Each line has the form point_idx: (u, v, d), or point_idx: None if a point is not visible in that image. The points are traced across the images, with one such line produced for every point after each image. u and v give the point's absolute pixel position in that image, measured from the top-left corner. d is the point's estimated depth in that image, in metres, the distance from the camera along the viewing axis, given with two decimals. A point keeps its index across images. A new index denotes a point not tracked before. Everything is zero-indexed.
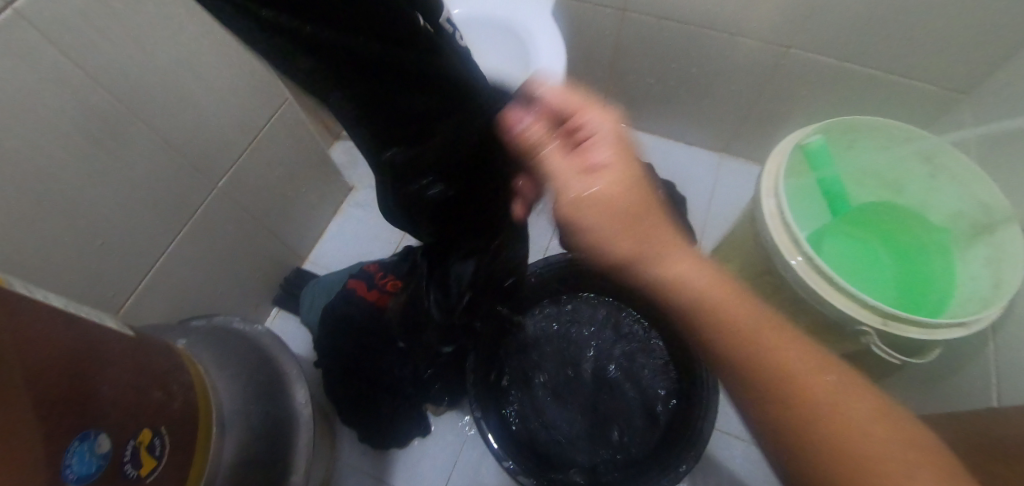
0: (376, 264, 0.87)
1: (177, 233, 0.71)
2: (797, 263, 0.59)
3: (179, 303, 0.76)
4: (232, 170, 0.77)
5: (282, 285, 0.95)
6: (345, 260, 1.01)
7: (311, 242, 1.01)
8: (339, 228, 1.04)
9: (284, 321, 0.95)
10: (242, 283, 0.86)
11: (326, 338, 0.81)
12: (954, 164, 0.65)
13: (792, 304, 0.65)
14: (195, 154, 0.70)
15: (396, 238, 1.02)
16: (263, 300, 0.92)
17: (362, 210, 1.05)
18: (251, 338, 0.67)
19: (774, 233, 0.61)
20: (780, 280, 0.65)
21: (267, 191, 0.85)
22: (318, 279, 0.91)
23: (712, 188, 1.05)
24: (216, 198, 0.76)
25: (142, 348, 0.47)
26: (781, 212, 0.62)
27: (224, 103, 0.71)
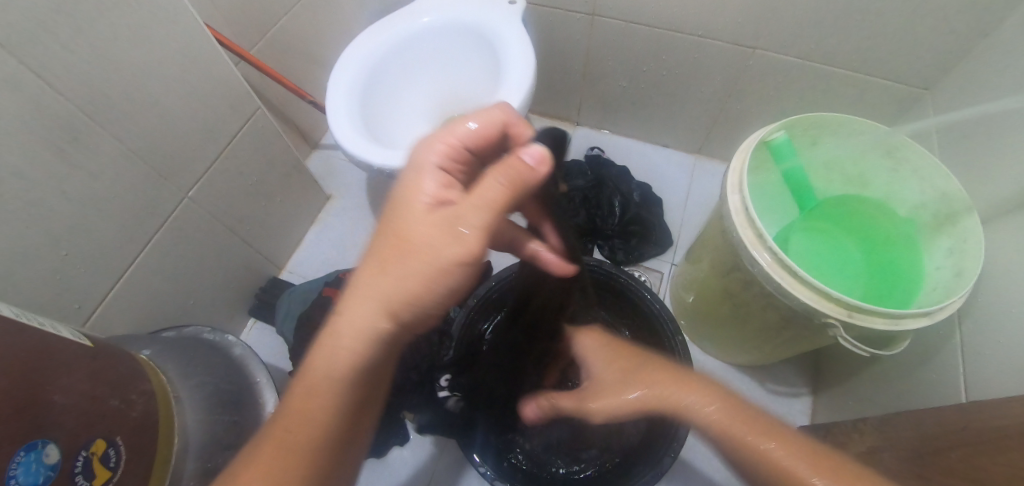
0: (352, 271, 0.86)
1: (144, 243, 0.71)
2: (763, 259, 0.59)
3: (150, 314, 0.75)
4: (202, 179, 0.77)
5: (258, 295, 0.94)
6: (322, 268, 1.00)
7: (288, 252, 1.01)
8: (316, 237, 1.03)
9: (260, 332, 0.94)
10: (216, 293, 0.86)
11: (300, 347, 0.80)
12: (914, 156, 0.66)
13: (761, 300, 0.65)
14: (162, 162, 0.69)
15: None
16: (239, 311, 0.92)
17: (339, 218, 1.05)
18: (222, 347, 0.67)
19: (740, 228, 0.61)
20: (748, 277, 0.65)
21: (241, 200, 0.85)
22: (293, 288, 0.90)
23: (688, 188, 1.06)
24: (187, 207, 0.76)
25: (100, 357, 0.46)
26: (745, 208, 0.62)
27: (193, 113, 0.71)
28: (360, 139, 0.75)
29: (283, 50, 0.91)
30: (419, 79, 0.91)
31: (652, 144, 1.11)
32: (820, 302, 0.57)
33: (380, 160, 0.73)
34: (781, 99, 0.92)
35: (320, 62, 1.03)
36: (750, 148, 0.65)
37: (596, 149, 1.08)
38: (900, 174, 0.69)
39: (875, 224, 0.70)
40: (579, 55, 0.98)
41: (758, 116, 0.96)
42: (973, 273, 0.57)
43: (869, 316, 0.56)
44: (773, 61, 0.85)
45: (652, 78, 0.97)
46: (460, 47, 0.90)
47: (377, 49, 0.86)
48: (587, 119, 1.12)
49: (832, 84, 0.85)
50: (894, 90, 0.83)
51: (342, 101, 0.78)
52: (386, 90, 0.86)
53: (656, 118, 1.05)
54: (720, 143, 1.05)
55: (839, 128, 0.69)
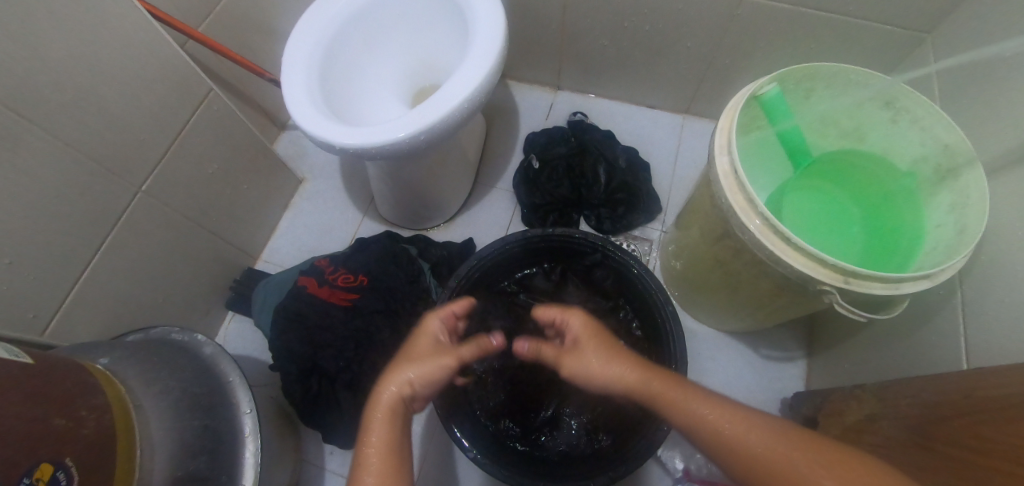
0: (327, 258, 0.82)
1: (99, 243, 0.67)
2: (755, 226, 0.55)
3: (116, 316, 0.72)
4: (157, 171, 0.72)
5: (233, 287, 0.91)
6: (299, 255, 0.96)
7: (263, 240, 0.96)
8: (290, 223, 0.99)
9: (239, 325, 0.91)
10: (186, 289, 0.82)
11: (277, 341, 0.77)
12: (915, 106, 0.60)
13: (753, 267, 0.61)
14: (107, 156, 0.64)
15: (351, 228, 0.97)
16: (214, 305, 0.88)
17: (313, 202, 1.00)
18: (191, 348, 0.63)
19: (728, 193, 0.57)
20: (739, 245, 0.61)
21: (203, 190, 0.80)
22: (269, 278, 0.87)
23: (676, 150, 1.01)
24: (143, 202, 0.71)
25: (42, 375, 0.43)
26: (734, 171, 0.57)
27: (137, 100, 0.65)
28: (319, 115, 0.69)
29: (235, 24, 0.84)
30: (382, 48, 0.85)
31: (638, 105, 1.06)
32: (813, 268, 0.53)
33: (342, 139, 0.68)
34: (772, 50, 0.86)
35: (278, 34, 0.95)
36: (738, 105, 0.60)
37: (580, 113, 1.02)
38: (898, 125, 0.64)
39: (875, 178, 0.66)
40: (556, 13, 0.91)
41: (750, 70, 0.90)
42: (976, 229, 0.53)
43: (868, 280, 0.52)
44: (764, 9, 0.79)
45: (635, 35, 0.90)
46: (425, 10, 0.83)
47: (334, 17, 0.77)
48: (568, 82, 1.06)
49: (826, 30, 0.80)
50: (891, 33, 0.77)
51: (297, 72, 0.72)
52: (347, 60, 0.80)
53: (642, 78, 0.99)
54: (710, 101, 0.99)
55: (832, 78, 0.63)
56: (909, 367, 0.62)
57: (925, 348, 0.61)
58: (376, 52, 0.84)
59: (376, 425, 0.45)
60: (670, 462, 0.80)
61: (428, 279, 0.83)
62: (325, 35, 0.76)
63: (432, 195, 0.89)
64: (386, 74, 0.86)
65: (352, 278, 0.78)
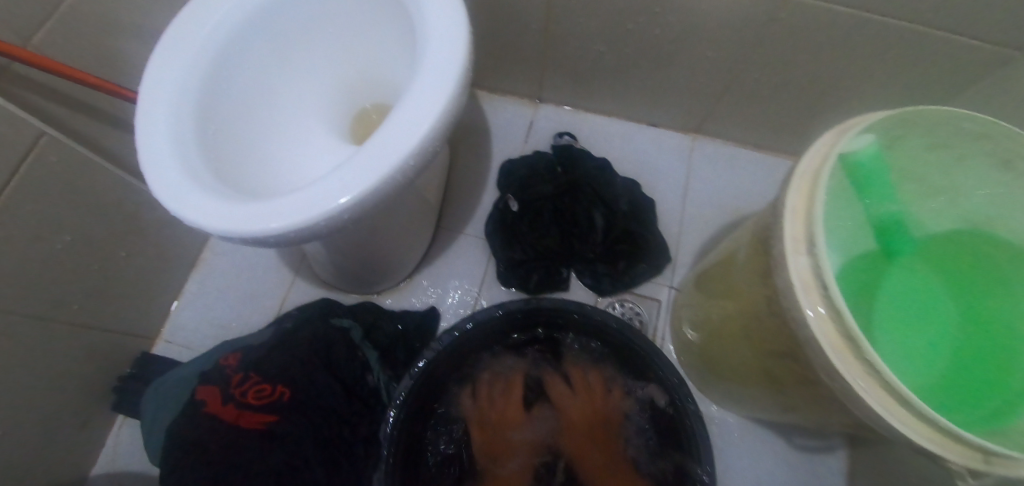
0: (237, 357, 0.61)
1: None
2: (847, 368, 0.36)
3: None
4: None
5: (121, 383, 0.69)
6: (209, 331, 0.74)
7: (161, 313, 0.74)
8: (200, 287, 0.76)
9: (133, 431, 0.70)
10: (46, 403, 0.60)
11: (165, 480, 0.55)
12: None
13: (828, 404, 0.43)
14: None
15: (279, 292, 0.75)
16: (93, 413, 0.66)
17: (228, 259, 0.77)
18: None
19: (814, 321, 0.37)
20: (810, 374, 0.43)
21: (49, 273, 0.57)
22: (167, 375, 0.65)
23: (685, 180, 0.82)
24: None
25: None
26: (819, 278, 0.38)
27: None
28: (195, 183, 0.45)
29: (88, 30, 0.60)
30: (296, 61, 0.61)
31: (637, 123, 0.85)
32: (935, 441, 0.35)
33: (230, 220, 0.45)
34: (815, 65, 0.66)
35: (163, 37, 0.71)
36: (820, 177, 0.40)
37: (567, 135, 0.82)
38: (1016, 192, 0.46)
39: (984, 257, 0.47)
40: (537, 10, 0.69)
41: (782, 88, 0.71)
42: None
43: (1019, 460, 0.34)
44: (813, 13, 0.59)
45: (637, 40, 0.70)
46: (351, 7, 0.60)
47: (218, 21, 0.53)
48: (552, 93, 0.84)
49: (890, 42, 0.60)
50: (976, 50, 0.59)
51: (156, 114, 0.47)
52: (242, 86, 0.56)
53: (644, 91, 0.79)
54: (726, 121, 0.80)
55: (936, 127, 0.44)
56: None
57: None
58: (288, 69, 0.61)
59: None
60: None
61: (374, 375, 0.63)
62: (201, 53, 0.51)
63: (380, 255, 0.68)
64: (303, 99, 0.63)
65: (268, 392, 0.57)
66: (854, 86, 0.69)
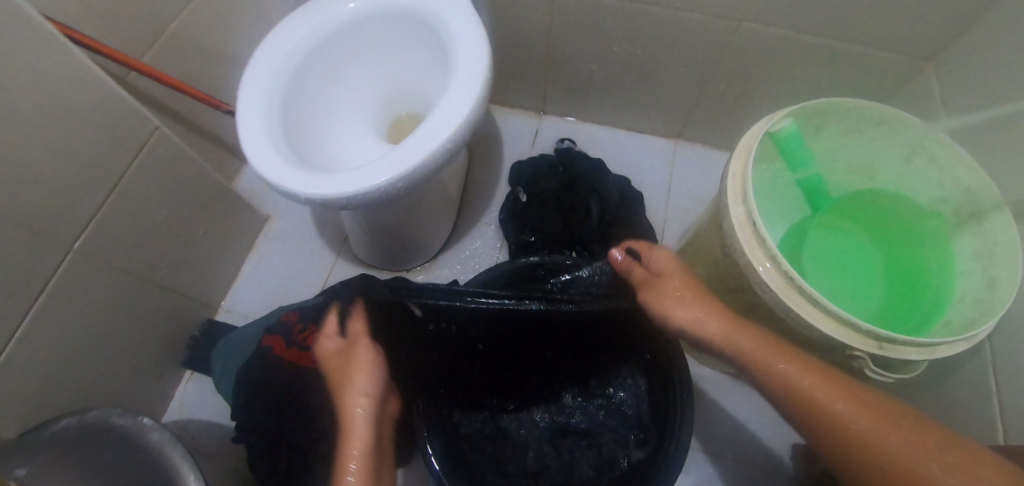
0: (295, 312, 0.74)
1: (23, 317, 0.56)
2: (772, 282, 0.50)
3: (47, 398, 0.61)
4: (92, 227, 0.62)
5: (190, 343, 0.81)
6: (263, 303, 0.86)
7: (224, 287, 0.87)
8: (255, 267, 0.89)
9: (198, 385, 0.81)
10: (135, 352, 0.72)
11: (239, 409, 0.68)
12: (935, 145, 0.56)
13: (768, 324, 0.56)
14: (32, 217, 0.55)
15: (323, 270, 0.88)
16: (167, 366, 0.78)
17: (279, 244, 0.91)
18: (130, 436, 0.55)
19: (748, 251, 0.51)
20: (755, 301, 0.55)
21: (148, 242, 0.70)
22: (230, 335, 0.78)
23: (669, 177, 0.96)
24: (74, 264, 0.61)
25: None
26: (751, 220, 0.51)
27: (63, 149, 0.55)
28: (282, 162, 0.60)
29: (184, 54, 0.76)
30: (350, 75, 0.76)
31: (627, 131, 1.00)
32: (841, 333, 0.48)
33: (309, 187, 0.59)
34: (769, 78, 0.81)
35: (235, 62, 0.87)
36: (749, 149, 0.54)
37: (567, 140, 0.96)
38: (913, 164, 0.60)
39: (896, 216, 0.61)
40: (540, 36, 0.85)
41: (745, 98, 0.86)
42: (1010, 280, 0.49)
43: (904, 345, 0.47)
44: (761, 35, 0.74)
45: (623, 60, 0.85)
46: (392, 32, 0.75)
47: (294, 45, 0.68)
48: (553, 106, 1.00)
49: (826, 57, 0.75)
50: (893, 62, 0.73)
51: (250, 112, 0.62)
52: (310, 94, 0.71)
53: (631, 103, 0.94)
54: (702, 126, 0.94)
55: (846, 115, 0.59)
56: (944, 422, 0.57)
57: (958, 406, 0.55)
58: (343, 82, 0.76)
59: None
60: None
61: None
62: (282, 67, 0.67)
63: (411, 235, 0.82)
64: (354, 106, 0.78)
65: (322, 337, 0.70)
66: (804, 93, 0.83)
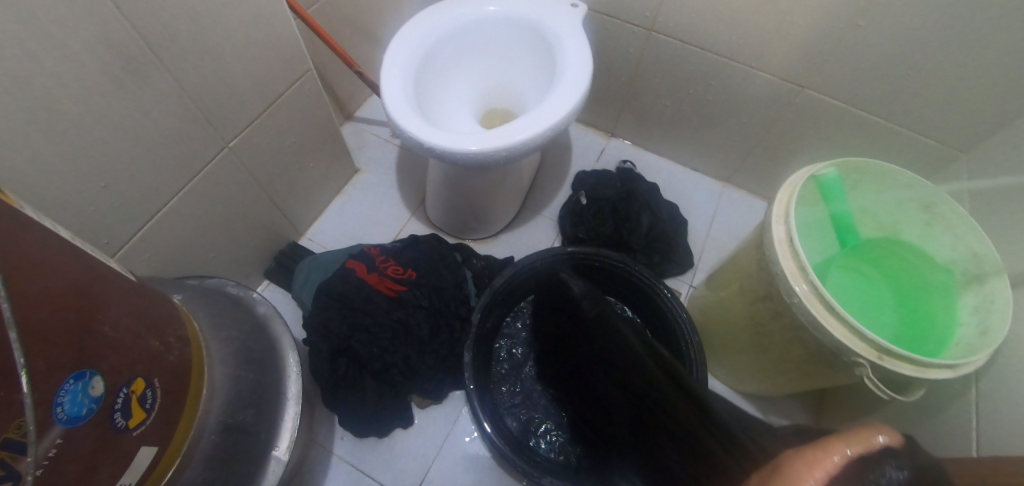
0: (378, 247, 0.85)
1: (181, 188, 0.68)
2: (801, 291, 0.61)
3: (172, 262, 0.72)
4: (245, 131, 0.75)
5: (275, 257, 0.92)
6: (341, 240, 0.98)
7: (311, 219, 0.98)
8: (340, 208, 1.01)
9: (272, 295, 0.91)
10: (238, 248, 0.83)
11: (317, 314, 0.78)
12: (951, 213, 0.69)
13: (789, 330, 0.67)
14: (212, 109, 0.68)
15: (398, 224, 1.00)
16: (254, 270, 0.89)
17: (364, 194, 1.03)
18: (245, 302, 0.66)
19: (788, 272, 0.62)
20: (782, 308, 0.66)
21: (275, 159, 0.83)
22: (314, 256, 0.88)
23: (713, 213, 1.07)
24: (225, 158, 0.73)
25: (146, 294, 0.46)
26: (789, 238, 0.64)
27: (249, 62, 0.69)
28: (415, 118, 0.75)
29: (337, 17, 0.91)
30: (470, 65, 0.91)
31: (684, 166, 1.13)
32: (850, 339, 0.59)
33: (433, 142, 0.74)
34: (818, 142, 0.94)
35: (368, 35, 1.03)
36: (796, 183, 0.68)
37: (628, 163, 1.08)
38: (933, 229, 0.72)
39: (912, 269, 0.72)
40: (627, 66, 0.99)
41: (795, 156, 0.98)
42: (998, 330, 0.60)
43: (899, 360, 0.58)
44: (820, 103, 0.87)
45: (695, 101, 0.99)
46: (512, 38, 0.89)
47: (436, 29, 0.83)
48: (623, 132, 1.13)
49: (872, 132, 0.88)
50: (931, 148, 0.85)
51: (395, 76, 0.77)
52: (438, 73, 0.85)
53: (693, 141, 1.06)
54: (751, 175, 1.06)
55: (882, 176, 0.73)
56: (930, 450, 0.65)
57: (942, 437, 0.64)
58: (464, 69, 0.90)
59: (124, 281, 0.43)
60: None
61: (470, 287, 0.86)
62: (424, 45, 0.81)
63: (484, 206, 0.94)
64: (467, 91, 0.92)
65: (401, 271, 0.81)
66: None
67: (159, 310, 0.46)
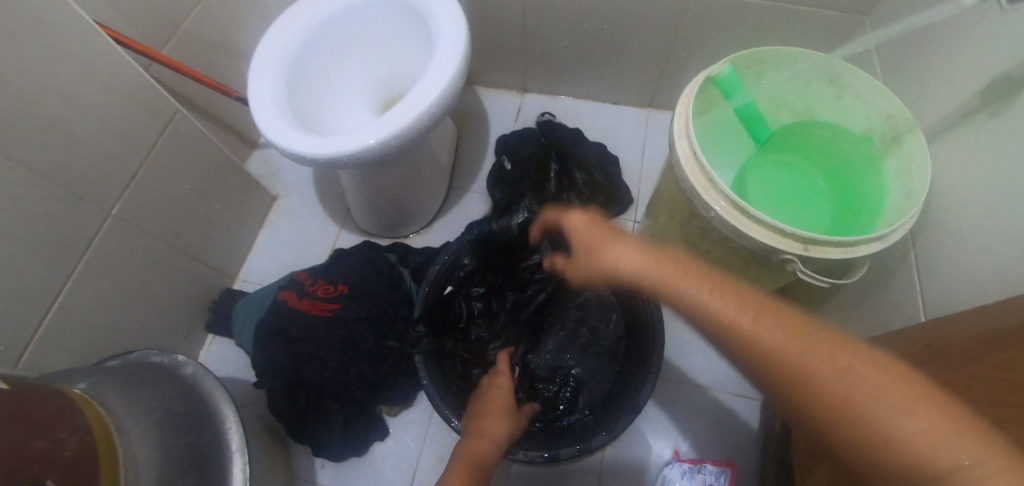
0: (306, 271, 0.83)
1: (71, 270, 0.65)
2: (721, 208, 0.59)
3: (93, 346, 0.70)
4: (126, 195, 0.71)
5: (212, 308, 0.89)
6: (276, 272, 0.95)
7: (240, 259, 0.95)
8: (268, 241, 0.98)
9: (220, 347, 0.90)
10: (164, 312, 0.81)
11: (260, 354, 0.76)
12: (856, 80, 0.65)
13: (720, 244, 0.65)
14: (78, 182, 0.64)
15: (329, 240, 0.98)
16: (193, 329, 0.87)
17: (288, 219, 1.00)
18: (168, 368, 0.63)
19: (703, 191, 0.60)
20: (706, 224, 0.64)
21: (174, 212, 0.79)
22: (247, 297, 0.85)
23: (643, 142, 1.05)
24: (114, 226, 0.70)
25: (23, 396, 0.44)
26: (694, 152, 0.61)
27: (102, 124, 0.65)
28: (291, 130, 0.70)
29: (198, 48, 0.86)
30: (344, 60, 0.85)
31: (605, 102, 1.09)
32: (773, 238, 0.57)
33: (314, 151, 0.69)
34: (724, 42, 0.90)
35: (242, 56, 0.97)
36: (692, 93, 0.64)
37: (547, 114, 1.04)
38: (844, 101, 0.69)
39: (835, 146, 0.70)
40: (514, 16, 0.94)
41: (705, 63, 0.95)
42: (921, 190, 0.58)
43: (827, 246, 0.56)
44: (712, 3, 0.83)
45: (593, 34, 0.94)
46: (381, 19, 0.84)
47: (296, 31, 0.78)
48: (535, 85, 1.09)
49: (772, 18, 0.84)
50: (833, 18, 0.82)
51: (264, 92, 0.72)
52: (311, 77, 0.80)
53: (605, 76, 1.03)
54: (671, 94, 1.03)
55: (781, 61, 0.68)
56: (878, 324, 0.65)
57: (889, 309, 0.63)
58: (339, 66, 0.85)
59: None
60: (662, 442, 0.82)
61: (408, 284, 0.84)
62: (289, 52, 0.76)
63: (406, 200, 0.91)
64: (351, 89, 0.86)
65: (332, 289, 0.79)
66: None
67: (39, 407, 0.44)
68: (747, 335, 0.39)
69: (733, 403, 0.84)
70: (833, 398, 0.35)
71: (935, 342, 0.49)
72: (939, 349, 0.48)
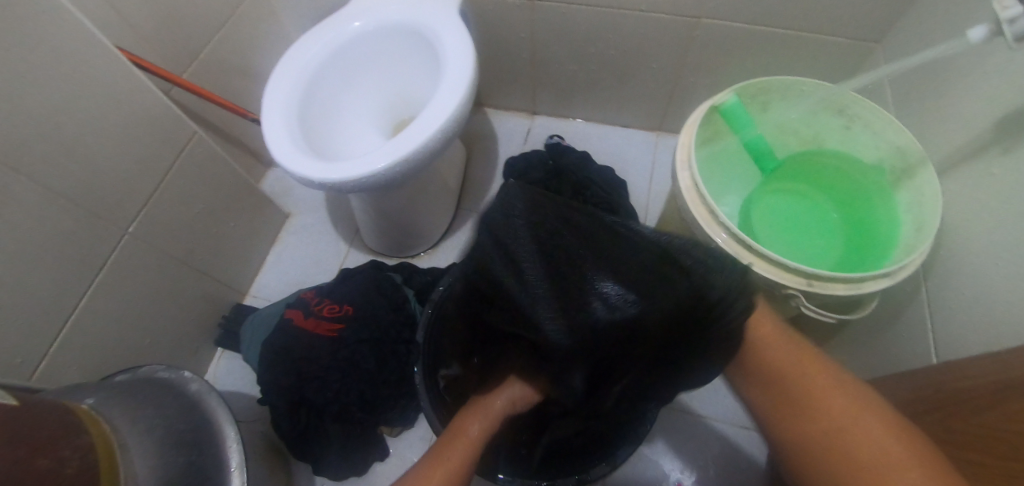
0: (312, 290, 0.84)
1: (85, 289, 0.68)
2: (722, 239, 0.58)
3: (103, 361, 0.72)
4: (141, 214, 0.74)
5: (221, 323, 0.91)
6: (285, 289, 0.97)
7: (251, 276, 0.98)
8: (278, 258, 1.01)
9: (228, 362, 0.92)
10: (175, 327, 0.83)
11: (264, 372, 0.78)
12: (864, 112, 0.65)
13: None
14: (94, 202, 0.67)
15: (338, 258, 1.00)
16: (201, 345, 0.89)
17: (299, 237, 1.02)
18: (173, 383, 0.64)
19: (704, 224, 0.59)
20: None
21: (188, 229, 0.82)
22: (256, 314, 0.88)
23: (651, 165, 1.05)
24: (129, 244, 0.73)
25: (28, 414, 0.45)
26: (695, 184, 0.61)
27: (121, 147, 0.68)
28: (300, 154, 0.72)
29: (217, 72, 0.89)
30: (355, 85, 0.87)
31: (613, 126, 1.10)
32: (776, 273, 0.56)
33: (322, 176, 0.71)
34: (733, 67, 0.90)
35: (258, 79, 1.00)
36: (695, 123, 0.64)
37: (556, 137, 1.05)
38: (852, 132, 0.68)
39: (845, 177, 0.68)
40: (523, 41, 0.95)
41: (715, 88, 0.94)
42: (930, 226, 0.56)
43: (832, 282, 0.55)
44: (720, 30, 0.83)
45: (601, 59, 0.95)
46: (393, 45, 0.86)
47: (310, 58, 0.80)
48: (543, 107, 1.10)
49: (779, 45, 0.83)
50: (843, 46, 0.81)
51: (277, 118, 0.74)
52: (323, 103, 0.82)
53: (614, 99, 1.03)
54: (680, 118, 1.03)
55: (788, 91, 0.68)
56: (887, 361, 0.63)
57: (898, 347, 0.62)
58: (349, 91, 0.87)
59: None
60: (669, 467, 0.82)
61: (412, 305, 0.85)
62: (302, 79, 0.79)
63: (413, 222, 0.92)
64: (360, 112, 0.89)
65: (337, 309, 0.81)
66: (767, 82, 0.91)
67: (41, 426, 0.45)
68: (824, 412, 0.44)
69: (737, 435, 0.84)
70: (821, 411, 0.45)
71: (946, 388, 0.47)
72: (951, 395, 0.47)
